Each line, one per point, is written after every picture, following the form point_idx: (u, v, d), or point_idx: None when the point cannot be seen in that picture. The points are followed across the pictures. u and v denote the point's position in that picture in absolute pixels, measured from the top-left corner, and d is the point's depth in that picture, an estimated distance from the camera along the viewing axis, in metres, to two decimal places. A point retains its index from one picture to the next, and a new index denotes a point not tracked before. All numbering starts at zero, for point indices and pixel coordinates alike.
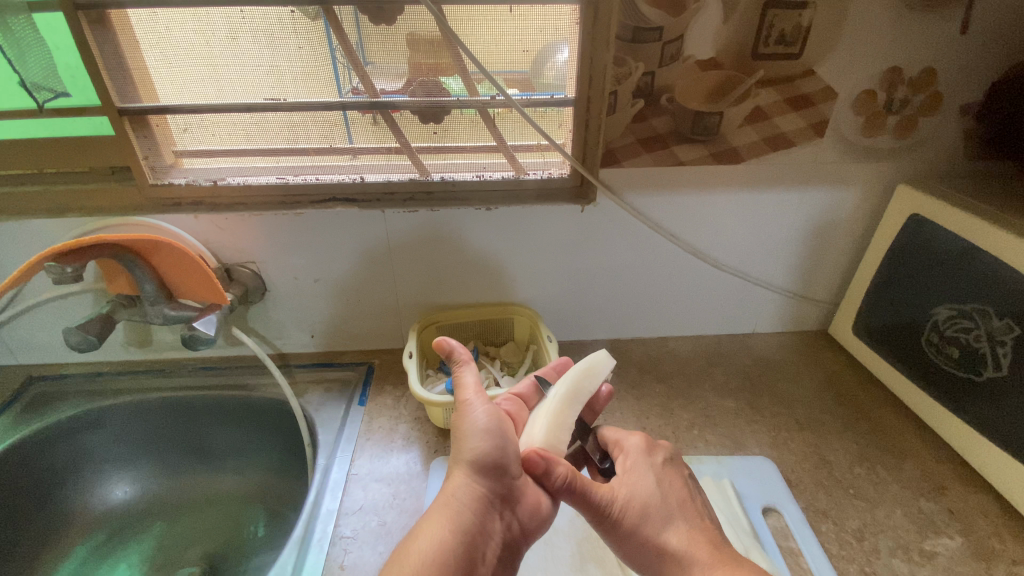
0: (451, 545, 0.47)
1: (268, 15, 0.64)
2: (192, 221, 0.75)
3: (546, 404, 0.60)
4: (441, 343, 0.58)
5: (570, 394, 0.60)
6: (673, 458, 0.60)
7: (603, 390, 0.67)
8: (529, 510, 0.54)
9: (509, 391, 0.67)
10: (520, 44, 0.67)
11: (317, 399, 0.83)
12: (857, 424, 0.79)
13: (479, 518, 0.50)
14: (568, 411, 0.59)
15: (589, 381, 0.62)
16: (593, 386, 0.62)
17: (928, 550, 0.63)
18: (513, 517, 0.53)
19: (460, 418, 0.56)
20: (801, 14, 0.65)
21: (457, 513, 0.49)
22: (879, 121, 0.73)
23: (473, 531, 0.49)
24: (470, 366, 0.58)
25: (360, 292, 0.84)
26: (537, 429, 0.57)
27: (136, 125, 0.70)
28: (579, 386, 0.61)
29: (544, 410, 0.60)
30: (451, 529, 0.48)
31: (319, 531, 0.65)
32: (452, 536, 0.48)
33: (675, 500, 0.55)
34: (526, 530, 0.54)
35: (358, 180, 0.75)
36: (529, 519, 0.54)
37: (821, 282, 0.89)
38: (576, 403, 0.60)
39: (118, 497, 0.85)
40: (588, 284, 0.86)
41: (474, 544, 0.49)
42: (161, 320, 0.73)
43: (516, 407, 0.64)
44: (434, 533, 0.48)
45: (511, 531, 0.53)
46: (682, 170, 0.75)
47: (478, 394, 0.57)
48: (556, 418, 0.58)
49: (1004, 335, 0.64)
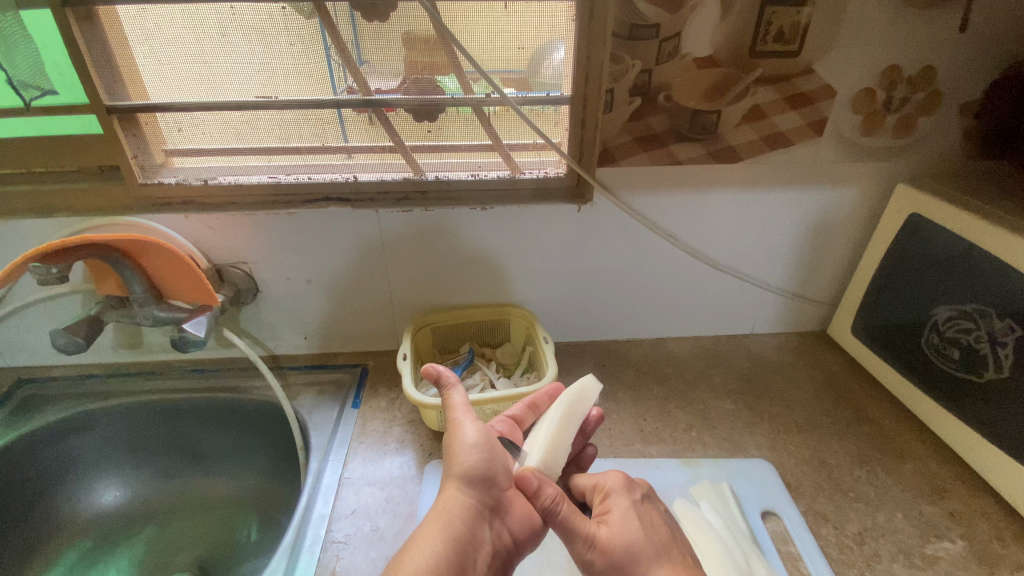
0: (444, 556, 0.46)
1: (259, 12, 0.62)
2: (183, 221, 0.74)
3: (541, 427, 0.60)
4: (429, 368, 0.56)
5: (565, 417, 0.60)
6: (651, 494, 0.57)
7: (592, 414, 0.66)
8: (519, 519, 0.53)
9: (502, 413, 0.66)
10: (516, 41, 0.66)
11: (309, 401, 0.82)
12: (857, 426, 0.78)
13: (469, 527, 0.49)
14: (562, 434, 0.58)
15: (580, 404, 0.62)
16: (586, 409, 0.62)
17: (930, 554, 0.62)
18: (502, 526, 0.53)
19: (449, 436, 0.55)
20: (799, 12, 0.64)
21: (449, 524, 0.49)
22: (878, 120, 0.72)
23: (466, 540, 0.49)
24: (459, 387, 0.58)
25: (354, 293, 0.83)
26: (532, 453, 0.57)
27: (125, 124, 0.68)
28: (572, 408, 0.61)
29: (539, 434, 0.59)
30: (444, 539, 0.47)
31: (311, 536, 0.63)
32: (445, 546, 0.47)
33: (660, 538, 0.52)
34: (517, 541, 0.53)
35: (351, 180, 0.74)
36: (519, 531, 0.53)
37: (820, 282, 0.89)
38: (571, 424, 0.60)
39: (107, 501, 0.83)
40: (585, 286, 0.85)
41: (467, 553, 0.48)
42: (150, 322, 0.71)
43: (509, 428, 0.64)
44: (427, 545, 0.47)
45: (503, 541, 0.52)
46: (679, 169, 0.74)
47: (467, 413, 0.56)
48: (552, 441, 0.58)
49: (1006, 336, 0.64)
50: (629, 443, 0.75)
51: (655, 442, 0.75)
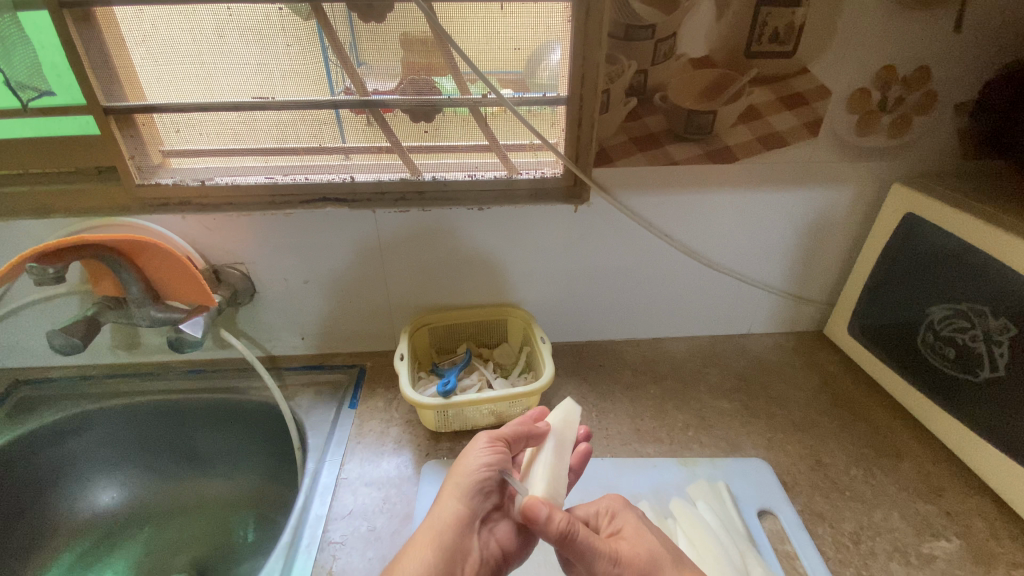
0: (433, 567, 0.47)
1: (256, 13, 0.63)
2: (180, 222, 0.74)
3: (538, 458, 0.57)
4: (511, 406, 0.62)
5: (557, 444, 0.58)
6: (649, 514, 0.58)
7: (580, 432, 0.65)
8: (506, 529, 0.55)
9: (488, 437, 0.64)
10: (511, 42, 0.66)
11: (306, 402, 0.82)
12: (854, 425, 0.78)
13: (460, 539, 0.50)
14: (559, 464, 0.56)
15: (569, 432, 0.60)
16: (574, 436, 0.60)
17: (927, 553, 0.62)
18: (490, 535, 0.54)
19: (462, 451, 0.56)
20: (793, 12, 0.64)
21: (440, 534, 0.49)
22: (873, 120, 0.73)
23: (456, 550, 0.49)
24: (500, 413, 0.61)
25: (351, 293, 0.83)
26: (535, 484, 0.54)
27: (123, 125, 0.68)
28: (562, 435, 0.59)
29: (537, 465, 0.57)
30: (435, 550, 0.48)
31: (308, 536, 0.63)
32: (435, 557, 0.48)
33: (673, 545, 0.53)
34: (504, 551, 0.54)
35: (348, 180, 0.74)
36: (506, 539, 0.54)
37: (817, 281, 0.89)
38: (564, 453, 0.58)
39: (105, 503, 0.83)
40: (582, 285, 0.85)
41: (455, 564, 0.49)
42: (148, 323, 0.71)
43: None
44: (418, 555, 0.48)
45: (491, 549, 0.53)
46: (676, 169, 0.74)
47: (494, 438, 0.56)
48: (551, 471, 0.55)
49: (1001, 335, 0.64)
50: (626, 443, 0.75)
51: (652, 442, 0.75)
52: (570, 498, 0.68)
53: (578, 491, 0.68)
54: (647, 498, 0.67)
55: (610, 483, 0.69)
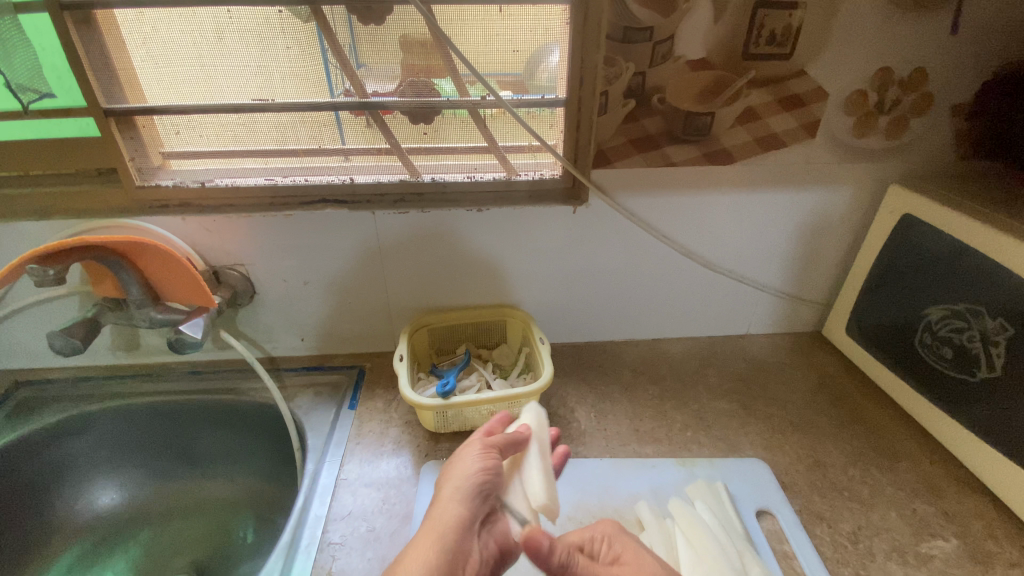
0: (437, 568, 0.45)
1: (256, 16, 0.63)
2: (180, 223, 0.74)
3: (526, 463, 0.59)
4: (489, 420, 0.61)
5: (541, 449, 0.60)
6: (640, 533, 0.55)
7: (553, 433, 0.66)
8: (504, 531, 0.53)
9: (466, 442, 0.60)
10: (510, 44, 0.67)
11: (306, 403, 0.82)
12: (852, 426, 0.78)
13: (462, 539, 0.48)
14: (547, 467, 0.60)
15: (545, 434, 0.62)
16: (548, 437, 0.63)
17: (924, 553, 0.62)
18: (490, 537, 0.52)
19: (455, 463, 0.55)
20: (790, 15, 0.64)
21: (441, 535, 0.47)
22: (870, 122, 0.73)
23: (458, 552, 0.47)
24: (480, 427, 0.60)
25: (351, 294, 0.83)
26: (534, 490, 0.57)
27: (123, 126, 0.69)
28: (541, 437, 0.62)
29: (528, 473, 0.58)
30: (438, 549, 0.46)
31: (307, 537, 0.64)
32: (438, 557, 0.46)
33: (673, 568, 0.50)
34: (504, 552, 0.52)
35: (348, 182, 0.74)
36: (505, 539, 0.53)
37: (815, 282, 0.89)
38: (547, 455, 0.61)
39: (104, 504, 0.83)
40: (581, 286, 0.86)
41: (457, 565, 0.47)
42: (148, 324, 0.72)
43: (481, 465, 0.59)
44: (420, 557, 0.46)
45: (490, 550, 0.51)
46: (674, 171, 0.75)
47: (487, 445, 0.57)
48: (545, 476, 0.59)
49: (998, 335, 0.64)
50: (625, 443, 0.75)
51: (650, 442, 0.76)
52: (569, 498, 0.68)
53: (577, 491, 0.69)
54: (646, 499, 0.68)
55: (609, 484, 0.69)
